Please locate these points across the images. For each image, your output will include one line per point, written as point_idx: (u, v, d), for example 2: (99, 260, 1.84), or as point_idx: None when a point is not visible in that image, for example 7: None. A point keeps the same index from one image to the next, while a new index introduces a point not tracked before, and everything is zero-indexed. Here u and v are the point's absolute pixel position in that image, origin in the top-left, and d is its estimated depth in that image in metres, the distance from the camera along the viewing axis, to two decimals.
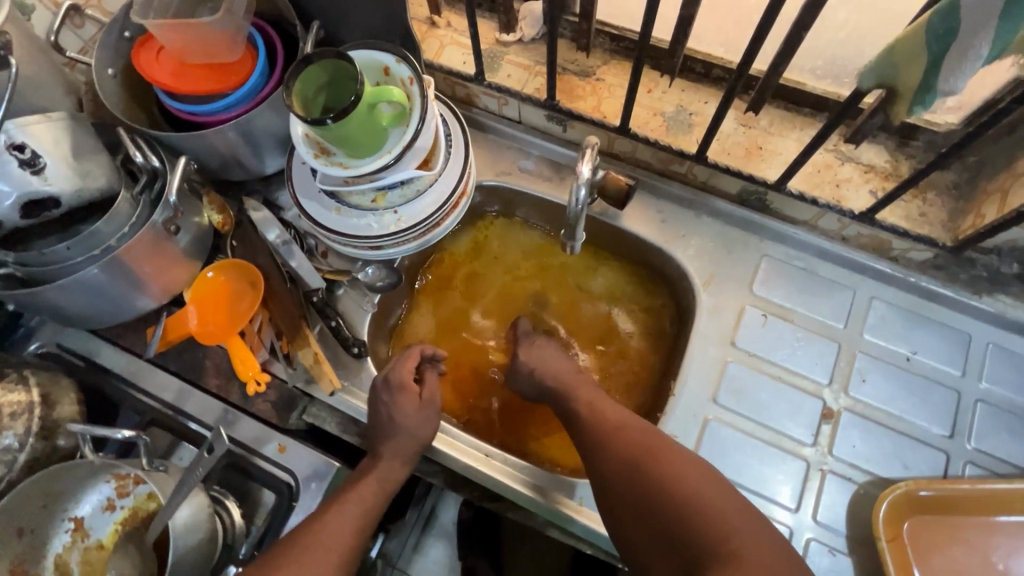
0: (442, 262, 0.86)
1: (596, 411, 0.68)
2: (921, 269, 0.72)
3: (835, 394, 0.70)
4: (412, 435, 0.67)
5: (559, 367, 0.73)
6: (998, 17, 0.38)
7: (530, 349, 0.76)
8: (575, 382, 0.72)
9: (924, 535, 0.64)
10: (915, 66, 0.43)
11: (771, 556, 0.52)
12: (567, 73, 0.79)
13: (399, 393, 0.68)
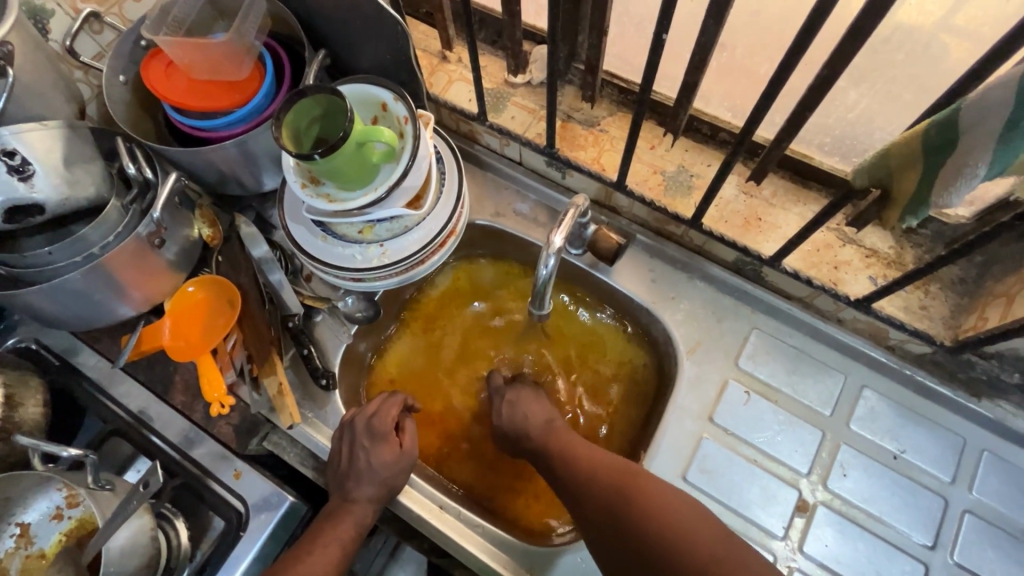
0: (427, 300, 0.85)
1: (571, 454, 0.65)
2: (918, 362, 0.68)
3: (812, 486, 0.66)
4: (384, 485, 0.64)
5: (535, 415, 0.71)
6: (996, 140, 0.35)
7: (503, 403, 0.73)
8: (549, 431, 0.69)
9: None
10: (911, 173, 0.41)
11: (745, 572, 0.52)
12: (571, 121, 0.78)
13: (382, 441, 0.65)
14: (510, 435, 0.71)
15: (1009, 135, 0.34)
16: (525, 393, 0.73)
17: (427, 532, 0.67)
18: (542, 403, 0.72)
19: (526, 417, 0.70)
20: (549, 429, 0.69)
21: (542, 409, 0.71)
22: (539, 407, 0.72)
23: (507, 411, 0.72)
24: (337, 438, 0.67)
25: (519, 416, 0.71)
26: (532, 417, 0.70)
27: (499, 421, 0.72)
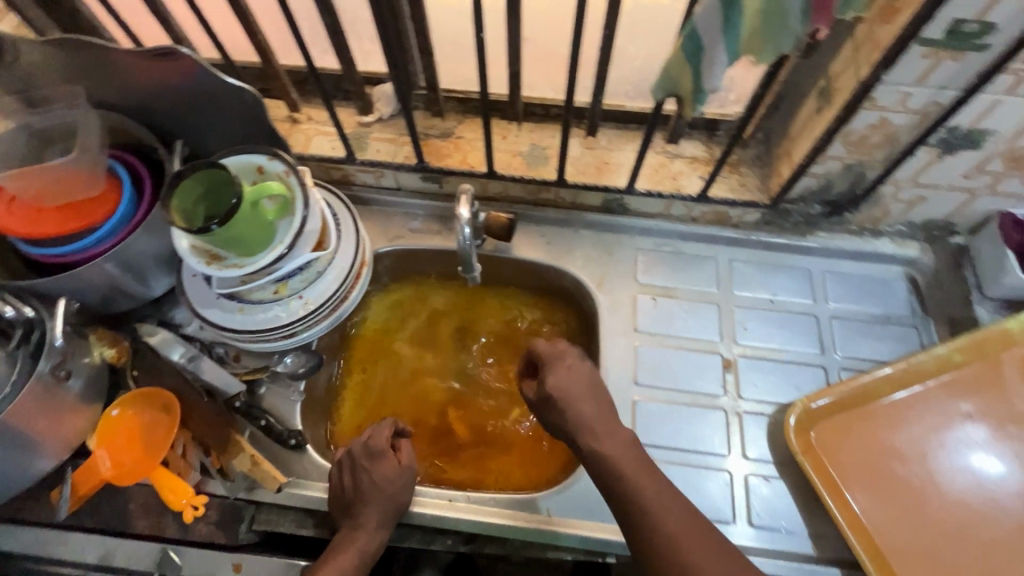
0: (362, 339, 0.89)
1: (616, 464, 0.64)
2: (757, 227, 0.87)
3: (728, 346, 0.81)
4: (391, 499, 0.66)
5: (650, 489, 0.62)
6: (722, 32, 0.51)
7: (558, 370, 0.71)
8: (623, 451, 0.66)
9: (832, 437, 0.72)
10: (686, 74, 0.56)
11: None
12: (429, 138, 0.88)
13: (381, 458, 0.68)
14: (567, 416, 0.68)
15: (728, 26, 0.51)
16: (585, 375, 0.71)
17: (444, 527, 0.70)
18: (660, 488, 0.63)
19: (641, 494, 0.62)
20: (609, 429, 0.68)
21: (656, 488, 0.63)
22: (646, 474, 0.64)
23: (555, 387, 0.69)
24: (337, 472, 0.69)
25: (578, 403, 0.68)
26: (656, 507, 0.61)
27: (549, 392, 0.69)
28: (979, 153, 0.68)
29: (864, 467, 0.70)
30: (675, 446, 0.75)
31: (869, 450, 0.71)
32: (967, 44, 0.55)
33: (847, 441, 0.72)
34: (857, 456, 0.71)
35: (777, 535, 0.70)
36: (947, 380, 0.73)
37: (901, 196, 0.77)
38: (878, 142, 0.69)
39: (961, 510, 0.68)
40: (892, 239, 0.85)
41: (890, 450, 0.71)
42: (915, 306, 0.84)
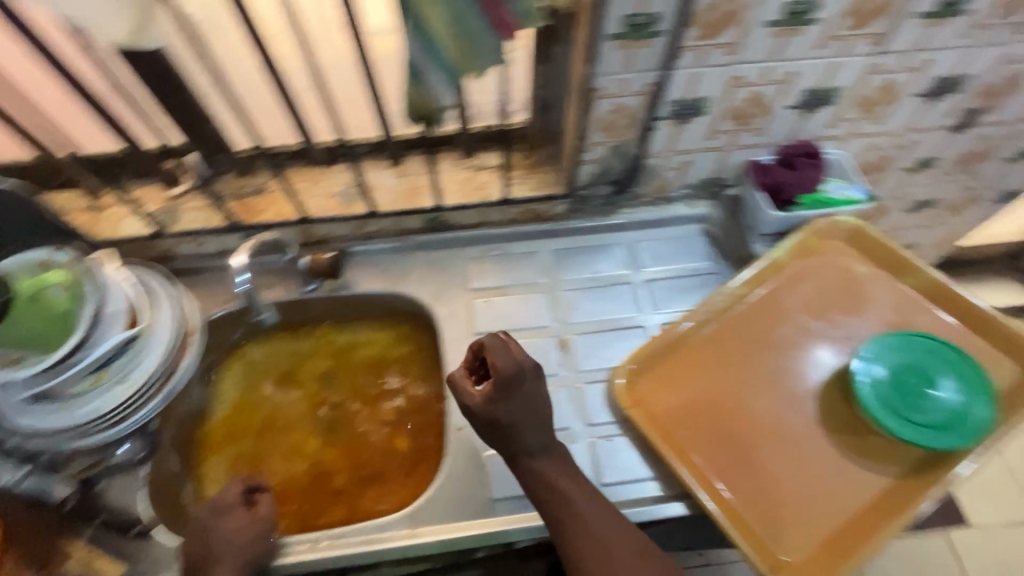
0: (221, 409, 0.89)
1: (554, 482, 0.67)
2: (569, 216, 0.96)
3: (560, 327, 0.88)
4: (236, 549, 0.65)
5: (584, 509, 0.66)
6: (428, 54, 0.57)
7: (512, 394, 0.67)
8: (559, 467, 0.69)
9: (653, 387, 0.78)
10: (418, 94, 0.61)
11: None
12: (243, 197, 0.90)
13: (230, 512, 0.68)
14: (512, 440, 0.68)
15: (430, 49, 0.57)
16: (535, 398, 0.69)
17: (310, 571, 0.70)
18: (593, 505, 0.66)
19: (575, 509, 0.65)
20: (548, 448, 0.70)
21: (590, 501, 0.67)
22: (584, 494, 0.67)
23: (502, 412, 0.67)
24: (186, 539, 0.68)
25: (525, 431, 0.68)
26: (587, 521, 0.65)
27: (494, 415, 0.67)
28: (706, 117, 0.80)
29: (686, 409, 0.76)
30: None
31: (691, 391, 0.77)
32: (647, 32, 0.65)
33: (665, 391, 0.78)
34: (680, 397, 0.77)
35: (631, 487, 0.74)
36: (738, 310, 0.82)
37: (670, 164, 0.89)
38: (626, 124, 0.79)
39: (773, 425, 0.73)
40: (684, 203, 0.97)
41: (708, 384, 0.77)
42: (713, 255, 0.95)
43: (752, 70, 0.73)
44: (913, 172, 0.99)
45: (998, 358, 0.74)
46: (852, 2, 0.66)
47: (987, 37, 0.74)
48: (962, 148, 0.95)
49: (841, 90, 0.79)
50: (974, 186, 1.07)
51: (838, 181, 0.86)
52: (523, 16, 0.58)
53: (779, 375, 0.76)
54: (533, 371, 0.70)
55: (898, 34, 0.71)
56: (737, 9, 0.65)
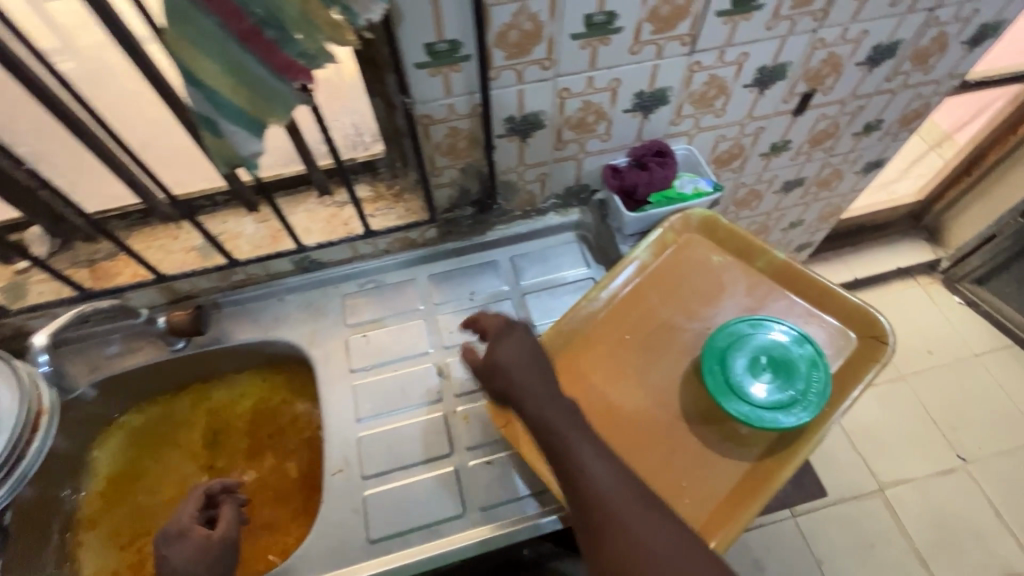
0: (96, 485, 0.85)
1: (556, 430, 0.62)
2: (443, 239, 0.96)
3: (440, 352, 0.87)
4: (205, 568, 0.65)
5: (591, 455, 0.60)
6: (213, 107, 0.56)
7: (506, 341, 0.71)
8: (566, 415, 0.63)
9: None
10: (217, 144, 0.60)
11: (670, 551, 0.55)
12: (97, 262, 0.87)
13: (191, 533, 0.68)
14: (508, 384, 0.67)
15: (213, 102, 0.55)
16: (531, 344, 0.70)
17: None
18: (599, 455, 0.60)
19: (581, 459, 0.60)
20: (554, 397, 0.65)
21: (600, 453, 0.61)
22: (594, 441, 0.61)
23: (490, 355, 0.70)
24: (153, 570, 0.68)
25: (522, 376, 0.67)
26: (593, 471, 0.59)
27: (490, 360, 0.69)
28: (547, 130, 0.81)
29: None
30: (406, 463, 0.77)
31: (571, 398, 0.76)
32: (454, 58, 0.66)
33: None
34: None
35: (514, 504, 0.74)
36: (616, 303, 0.83)
37: (528, 177, 0.90)
38: (468, 145, 0.80)
39: (648, 427, 0.73)
40: (555, 212, 0.98)
41: (582, 390, 0.77)
42: (589, 259, 0.96)
43: (575, 81, 0.75)
44: (770, 155, 1.04)
45: (839, 330, 0.77)
46: (648, 9, 0.68)
47: (792, 26, 0.77)
48: (807, 128, 0.99)
49: (671, 90, 0.81)
50: (832, 160, 1.12)
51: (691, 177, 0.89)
52: (305, 58, 0.56)
53: (643, 372, 0.77)
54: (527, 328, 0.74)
55: (704, 32, 0.74)
56: (537, 26, 0.66)
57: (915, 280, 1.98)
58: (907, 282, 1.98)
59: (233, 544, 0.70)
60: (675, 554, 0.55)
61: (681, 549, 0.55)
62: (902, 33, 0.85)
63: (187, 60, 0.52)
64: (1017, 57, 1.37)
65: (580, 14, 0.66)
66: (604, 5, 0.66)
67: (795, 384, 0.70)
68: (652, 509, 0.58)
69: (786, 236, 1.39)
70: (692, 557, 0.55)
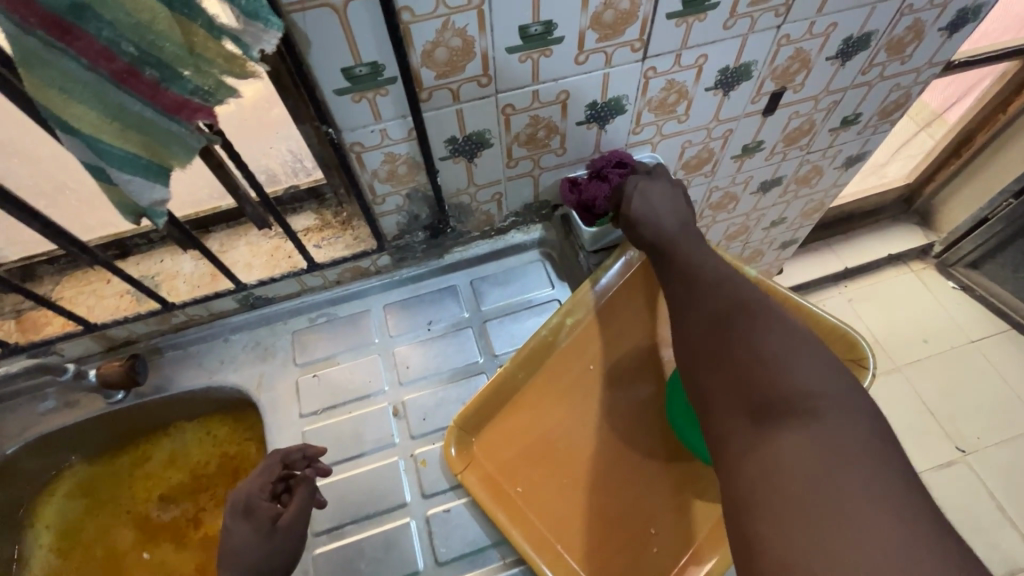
0: (42, 549, 0.82)
1: (675, 243, 0.66)
2: (398, 265, 0.90)
3: (395, 390, 0.82)
4: (246, 559, 0.62)
5: (697, 259, 0.64)
6: (99, 157, 0.50)
7: (647, 196, 0.70)
8: (687, 232, 0.67)
9: (491, 444, 0.72)
10: (114, 192, 0.54)
11: (741, 331, 0.55)
12: (25, 312, 0.81)
13: (257, 512, 0.65)
14: (636, 229, 0.69)
15: (97, 152, 0.49)
16: (666, 190, 0.71)
17: None
18: (712, 259, 0.64)
19: (685, 260, 0.65)
20: (683, 224, 0.68)
21: (706, 261, 0.64)
22: (702, 251, 0.65)
23: (626, 210, 0.70)
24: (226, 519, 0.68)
25: (656, 219, 0.68)
26: (698, 266, 0.63)
27: (628, 215, 0.70)
28: (495, 148, 0.75)
29: (522, 459, 0.71)
30: (360, 516, 0.72)
31: (529, 434, 0.72)
32: (378, 80, 0.60)
33: (501, 445, 0.72)
34: (520, 445, 0.72)
35: (474, 556, 0.69)
36: (605, 303, 0.77)
37: (482, 197, 0.84)
38: (408, 170, 0.74)
39: (615, 462, 0.71)
40: (517, 230, 0.92)
41: (540, 432, 0.72)
42: (554, 278, 0.90)
43: (519, 96, 0.69)
44: (743, 157, 0.98)
45: None
46: (590, 15, 0.62)
47: (753, 23, 0.71)
48: (780, 128, 0.93)
49: (628, 98, 0.75)
50: (811, 157, 1.06)
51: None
52: (200, 95, 0.50)
53: (608, 405, 0.74)
54: (665, 179, 0.73)
55: (655, 37, 0.68)
56: (466, 42, 0.60)
57: (908, 267, 1.92)
58: (899, 269, 1.92)
59: (296, 529, 0.66)
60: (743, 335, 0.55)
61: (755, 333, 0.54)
62: (874, 24, 0.79)
63: (59, 110, 0.46)
64: (1003, 34, 1.30)
65: (515, 25, 0.60)
66: (540, 15, 0.60)
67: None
68: (742, 300, 0.58)
69: (769, 234, 1.33)
70: (783, 333, 0.53)
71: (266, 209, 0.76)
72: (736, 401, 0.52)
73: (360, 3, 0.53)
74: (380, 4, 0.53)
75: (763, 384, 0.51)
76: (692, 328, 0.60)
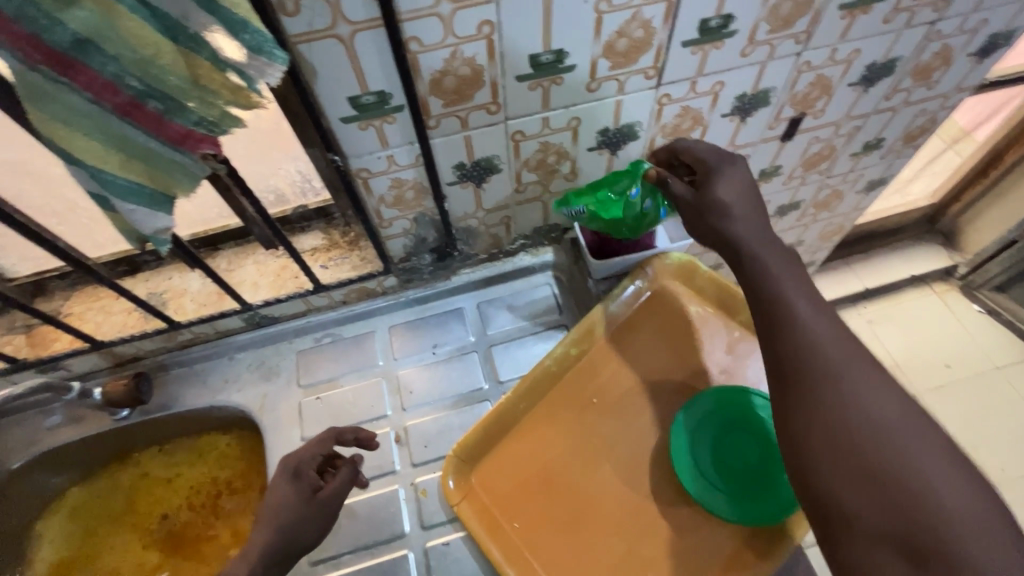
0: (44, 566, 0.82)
1: (785, 294, 0.53)
2: (404, 286, 0.89)
3: (398, 416, 0.80)
4: (284, 522, 0.63)
5: (810, 313, 0.52)
6: (104, 187, 0.50)
7: (727, 180, 0.61)
8: (793, 277, 0.55)
9: (492, 474, 0.71)
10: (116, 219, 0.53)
11: (895, 440, 0.45)
12: (35, 327, 0.82)
13: (302, 478, 0.66)
14: (722, 227, 0.59)
15: (101, 182, 0.49)
16: (755, 188, 0.61)
17: None
18: (832, 329, 0.51)
19: (801, 319, 0.52)
20: (784, 262, 0.56)
21: (828, 324, 0.52)
22: (816, 304, 0.53)
23: (709, 193, 0.61)
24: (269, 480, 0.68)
25: (742, 221, 0.59)
26: (818, 331, 0.51)
27: (713, 198, 0.60)
28: (504, 173, 0.74)
29: (520, 488, 0.70)
30: (358, 546, 0.71)
31: (529, 463, 0.71)
32: (385, 108, 0.60)
33: (500, 473, 0.71)
34: (520, 474, 0.70)
35: None
36: (614, 331, 0.77)
37: (490, 221, 0.83)
38: (416, 196, 0.73)
39: (614, 502, 0.68)
40: (526, 252, 0.91)
41: (542, 461, 0.71)
42: (562, 303, 0.89)
43: (529, 123, 0.68)
44: (760, 182, 0.95)
45: None
46: (603, 44, 0.60)
47: (773, 51, 0.69)
48: (799, 152, 0.91)
49: (641, 125, 0.74)
50: (830, 182, 1.03)
51: (651, 225, 0.76)
52: (204, 126, 0.50)
53: (610, 441, 0.71)
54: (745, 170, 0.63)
55: (670, 64, 0.66)
56: (475, 72, 0.59)
57: (931, 288, 1.85)
58: (922, 290, 1.85)
59: (334, 506, 0.66)
60: (897, 446, 0.44)
61: (912, 444, 0.44)
62: (899, 51, 0.76)
63: (65, 142, 0.46)
64: None
65: (525, 55, 0.59)
66: (551, 44, 0.59)
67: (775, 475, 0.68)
68: (881, 391, 0.47)
69: None
70: (940, 449, 0.44)
71: (272, 232, 0.76)
72: (882, 527, 0.43)
73: (367, 35, 0.52)
74: (388, 35, 0.52)
75: (922, 515, 0.41)
76: (822, 416, 0.47)
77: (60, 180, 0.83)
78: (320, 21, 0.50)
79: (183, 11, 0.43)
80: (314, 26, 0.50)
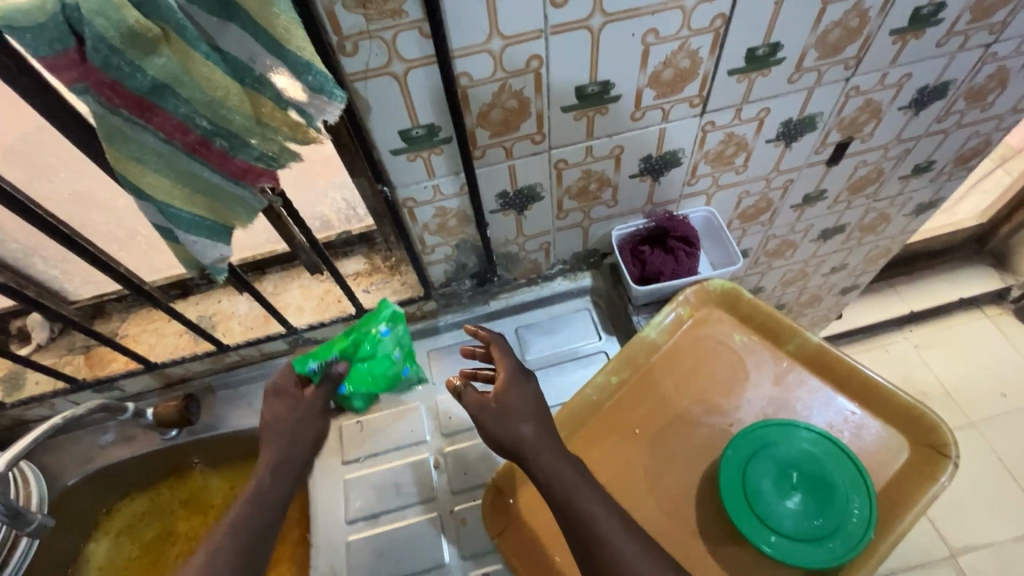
0: None
1: (576, 501, 0.57)
2: (443, 311, 0.89)
3: (436, 442, 0.80)
4: (283, 434, 0.65)
5: (596, 518, 0.56)
6: (170, 221, 0.52)
7: (511, 385, 0.64)
8: (576, 476, 0.58)
9: (537, 506, 0.69)
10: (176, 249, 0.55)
11: None
12: (94, 348, 0.86)
13: (285, 392, 0.68)
14: (509, 435, 0.61)
15: (167, 215, 0.51)
16: (536, 397, 0.64)
17: None
18: (631, 538, 0.55)
19: (593, 524, 0.55)
20: (558, 459, 0.59)
21: (615, 521, 0.56)
22: (602, 505, 0.57)
23: (498, 397, 0.63)
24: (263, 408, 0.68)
25: (524, 424, 0.61)
26: (605, 535, 0.55)
27: (495, 404, 0.62)
28: (545, 201, 0.75)
29: None
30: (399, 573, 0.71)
31: None
32: (433, 141, 0.61)
33: (546, 514, 0.68)
34: None
35: None
36: (657, 359, 0.76)
37: (529, 247, 0.83)
38: (458, 224, 0.74)
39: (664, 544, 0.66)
40: (563, 277, 0.90)
41: None
42: (601, 329, 0.88)
43: (572, 152, 0.68)
44: (803, 207, 0.93)
45: (887, 437, 0.69)
46: (649, 75, 0.61)
47: (820, 77, 0.68)
48: (844, 177, 0.89)
49: (684, 151, 0.73)
50: (877, 205, 1.00)
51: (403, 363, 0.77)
52: (264, 160, 0.51)
53: (655, 474, 0.69)
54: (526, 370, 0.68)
55: (716, 93, 0.65)
56: (522, 103, 0.60)
57: (983, 312, 1.77)
58: (973, 314, 1.77)
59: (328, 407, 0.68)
60: None
61: None
62: (952, 73, 0.74)
63: (140, 178, 0.48)
64: None
65: (571, 87, 0.59)
66: (597, 76, 0.59)
67: (833, 509, 0.63)
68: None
69: (829, 280, 1.26)
70: None
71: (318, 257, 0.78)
72: None
73: (420, 72, 0.54)
74: (440, 71, 0.53)
75: None
76: None
77: (121, 208, 0.87)
78: (376, 59, 0.52)
79: (252, 54, 0.45)
80: (371, 65, 0.52)
